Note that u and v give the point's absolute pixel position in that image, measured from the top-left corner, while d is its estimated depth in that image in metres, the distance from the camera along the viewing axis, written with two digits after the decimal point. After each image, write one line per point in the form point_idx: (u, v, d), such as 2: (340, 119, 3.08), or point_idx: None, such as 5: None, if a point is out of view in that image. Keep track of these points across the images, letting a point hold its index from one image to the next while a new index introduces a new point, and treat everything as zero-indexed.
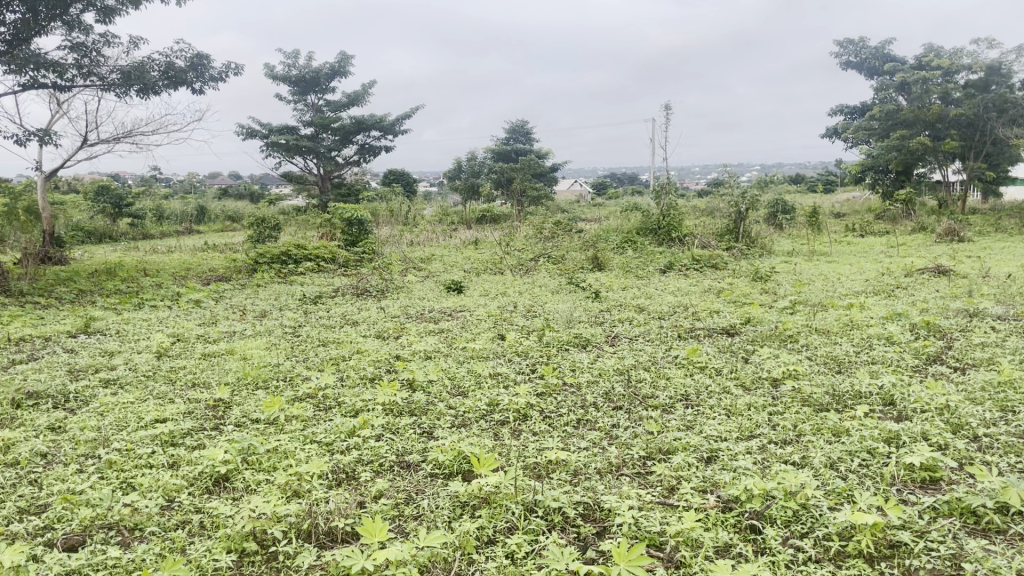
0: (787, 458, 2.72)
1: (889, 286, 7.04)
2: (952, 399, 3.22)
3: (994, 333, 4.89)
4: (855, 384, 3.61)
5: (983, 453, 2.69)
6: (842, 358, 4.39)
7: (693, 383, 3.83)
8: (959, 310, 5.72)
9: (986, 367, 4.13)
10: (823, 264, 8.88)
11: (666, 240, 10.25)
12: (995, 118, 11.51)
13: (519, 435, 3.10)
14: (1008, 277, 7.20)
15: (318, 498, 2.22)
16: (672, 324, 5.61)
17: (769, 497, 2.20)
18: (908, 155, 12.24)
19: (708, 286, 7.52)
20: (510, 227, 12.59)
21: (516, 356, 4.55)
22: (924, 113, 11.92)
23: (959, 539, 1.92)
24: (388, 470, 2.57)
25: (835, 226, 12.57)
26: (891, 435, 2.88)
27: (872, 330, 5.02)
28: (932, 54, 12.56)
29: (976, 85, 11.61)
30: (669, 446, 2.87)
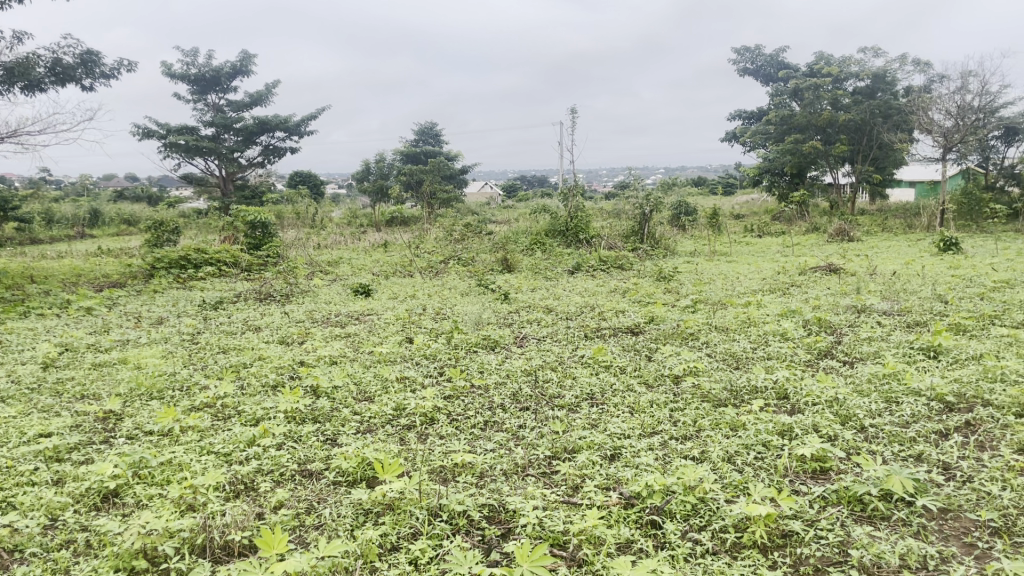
0: (687, 453, 2.77)
1: (785, 285, 7.33)
2: (840, 392, 3.37)
3: (880, 328, 5.16)
4: (751, 378, 3.73)
5: (871, 443, 2.81)
6: (740, 354, 4.53)
7: (599, 382, 3.87)
8: (849, 307, 5.99)
9: (873, 361, 4.33)
10: (723, 264, 9.19)
11: (574, 241, 10.39)
12: (881, 123, 12.19)
13: (426, 439, 3.06)
14: (893, 274, 7.61)
15: (213, 511, 2.12)
16: (579, 324, 5.68)
17: (670, 493, 2.23)
18: (801, 158, 12.78)
19: (615, 286, 7.66)
20: (420, 228, 12.51)
21: (424, 359, 4.51)
22: (816, 118, 12.48)
23: (845, 526, 2.00)
24: (289, 479, 2.49)
25: (735, 227, 13.01)
26: (784, 427, 2.98)
27: (767, 327, 5.20)
28: (823, 61, 13.14)
29: (863, 91, 12.50)
30: (574, 445, 2.89)
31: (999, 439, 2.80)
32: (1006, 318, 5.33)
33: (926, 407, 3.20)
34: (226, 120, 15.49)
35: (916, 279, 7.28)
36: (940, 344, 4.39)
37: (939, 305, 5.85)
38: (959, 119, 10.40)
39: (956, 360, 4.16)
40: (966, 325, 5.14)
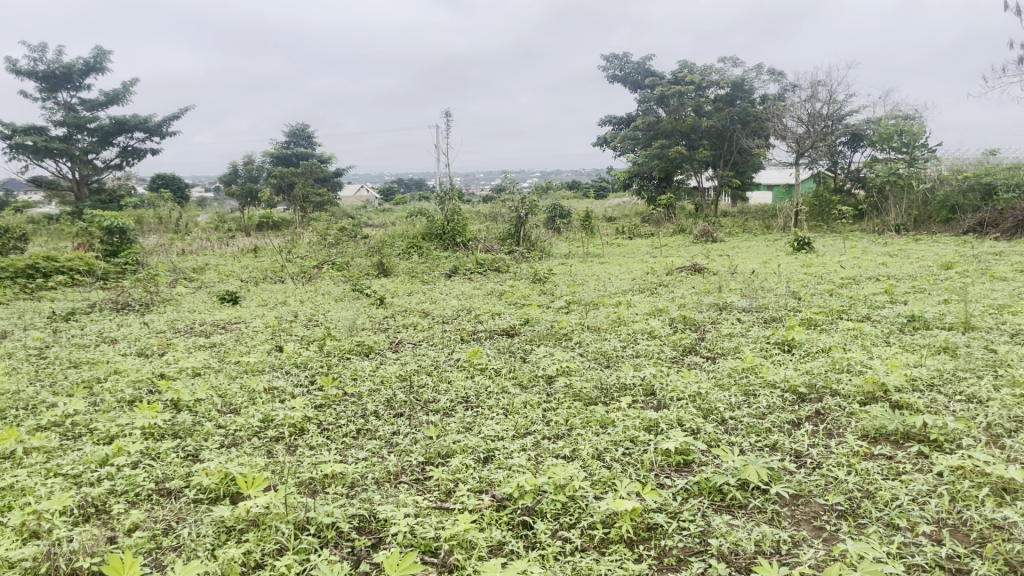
0: (559, 452, 2.80)
1: (653, 284, 7.58)
2: (703, 387, 3.50)
3: (739, 324, 5.41)
4: (620, 376, 3.81)
5: (731, 435, 2.93)
6: (610, 352, 4.63)
7: (473, 385, 3.86)
8: (711, 305, 6.25)
9: (733, 356, 4.53)
10: (596, 265, 9.40)
11: (451, 244, 10.35)
12: (739, 130, 12.97)
13: (294, 451, 2.96)
14: (752, 273, 8.01)
15: (60, 538, 1.95)
16: (455, 327, 5.66)
17: (541, 493, 2.23)
18: (669, 163, 13.26)
19: (491, 289, 7.69)
20: (292, 233, 12.14)
21: (294, 368, 4.36)
22: (680, 124, 13.01)
23: (706, 516, 2.06)
24: (145, 499, 2.34)
25: (607, 229, 13.34)
26: (650, 423, 3.06)
27: (637, 326, 5.34)
28: (686, 70, 13.69)
29: (723, 99, 13.12)
30: (447, 449, 2.86)
31: (845, 425, 2.98)
32: (852, 313, 5.71)
33: (780, 398, 3.36)
34: (79, 120, 14.54)
35: (772, 277, 7.69)
36: (793, 338, 4.64)
37: (794, 301, 6.20)
38: (810, 126, 11.09)
39: (807, 353, 4.41)
40: (817, 320, 5.47)
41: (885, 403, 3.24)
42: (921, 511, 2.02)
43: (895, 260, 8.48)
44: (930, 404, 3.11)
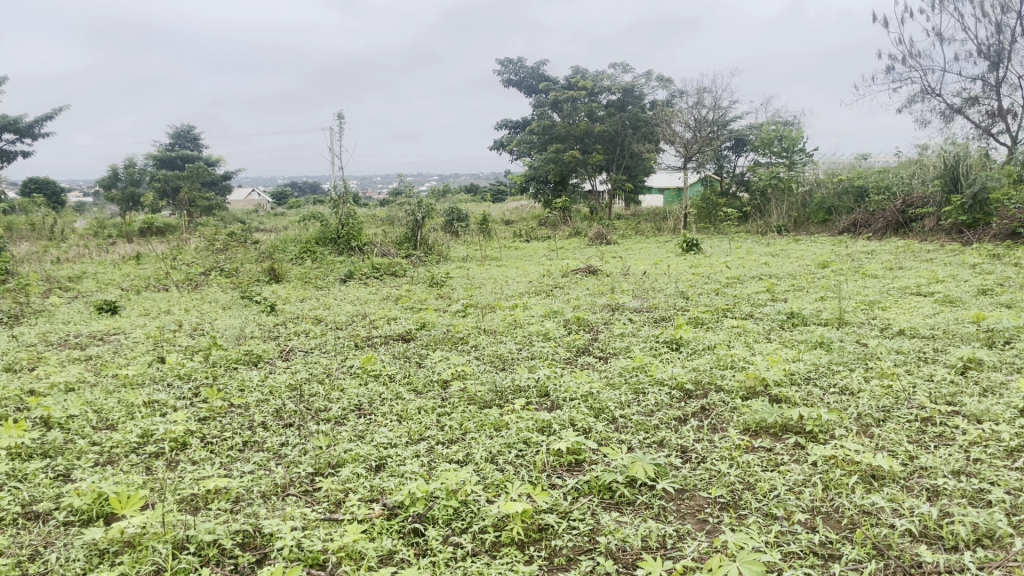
0: (452, 456, 2.76)
1: (549, 287, 7.65)
2: (594, 386, 3.54)
3: (631, 324, 5.52)
4: (515, 379, 3.81)
5: (621, 433, 2.97)
6: (505, 355, 4.63)
7: (366, 392, 3.78)
8: (605, 305, 6.36)
9: (624, 355, 4.61)
10: (493, 268, 9.43)
11: (346, 249, 10.15)
12: (630, 134, 13.44)
13: (176, 466, 2.82)
14: (644, 274, 8.21)
15: None
16: (349, 334, 5.55)
17: (432, 499, 2.17)
18: (563, 166, 13.43)
19: (387, 293, 7.59)
20: (178, 239, 11.65)
21: (177, 380, 4.16)
22: (574, 129, 13.23)
23: (595, 514, 2.08)
24: (8, 524, 2.16)
25: (504, 232, 13.40)
26: (544, 424, 3.07)
27: (531, 328, 5.38)
28: (578, 75, 13.91)
29: (615, 104, 13.46)
30: (338, 459, 2.78)
31: (728, 419, 3.07)
32: (736, 311, 5.92)
33: (668, 395, 3.44)
34: None
35: (662, 278, 7.91)
36: (681, 337, 4.78)
37: (683, 301, 6.38)
38: (697, 131, 11.49)
39: (695, 351, 4.53)
40: (703, 319, 5.64)
41: (766, 397, 3.36)
42: (798, 499, 2.10)
43: (776, 260, 8.85)
44: (807, 397, 3.25)
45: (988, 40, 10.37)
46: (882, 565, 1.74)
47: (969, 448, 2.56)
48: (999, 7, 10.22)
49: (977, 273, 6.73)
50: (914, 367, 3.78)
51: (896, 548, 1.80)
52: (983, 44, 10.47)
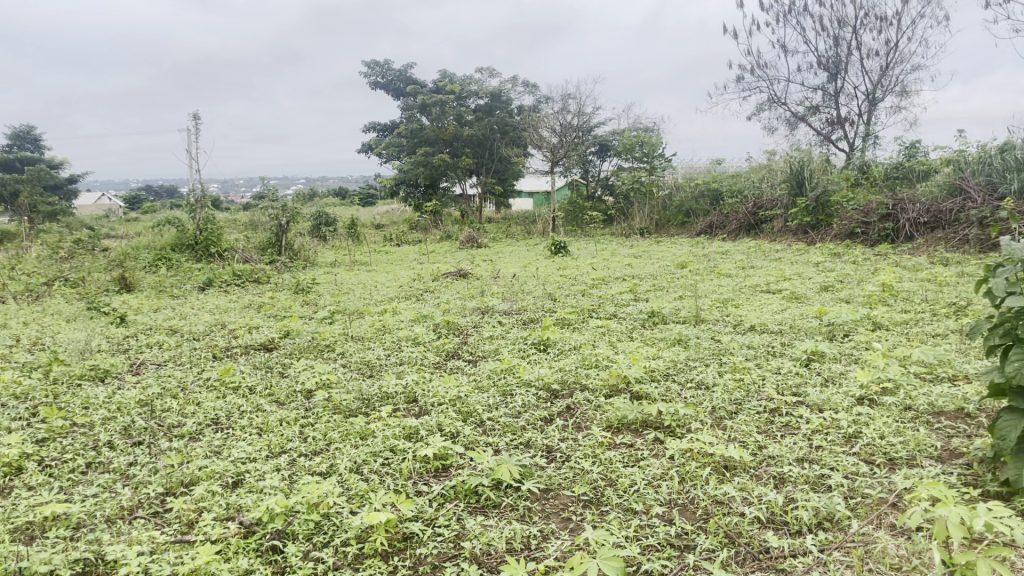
0: (315, 468, 2.65)
1: (418, 291, 7.57)
2: (462, 390, 3.52)
3: (500, 326, 5.54)
4: (381, 386, 3.73)
5: (488, 436, 2.95)
6: (373, 362, 4.53)
7: (224, 405, 3.60)
8: (474, 308, 6.36)
9: (493, 358, 4.62)
10: (361, 273, 9.25)
11: (205, 256, 9.68)
12: (499, 139, 13.64)
13: (9, 494, 2.57)
14: (513, 276, 8.28)
15: None
16: (207, 344, 5.28)
17: (292, 513, 2.01)
18: (432, 170, 13.35)
19: (249, 301, 7.29)
20: (16, 247, 10.76)
21: (11, 400, 3.81)
22: (442, 132, 13.21)
23: (461, 519, 2.03)
24: None
25: (373, 236, 13.19)
26: (410, 430, 3.01)
27: (400, 333, 5.30)
28: (446, 79, 13.92)
29: (483, 109, 13.61)
30: (192, 476, 2.60)
31: (592, 417, 3.12)
32: (601, 311, 6.05)
33: (535, 396, 3.45)
34: None
35: (531, 280, 8.01)
36: (548, 337, 4.83)
37: (551, 303, 6.47)
38: (563, 136, 11.72)
39: (562, 351, 4.59)
40: (569, 319, 5.74)
41: (628, 394, 3.44)
42: (656, 493, 2.14)
43: (639, 261, 9.13)
44: (667, 393, 3.34)
45: (827, 52, 11.11)
46: (733, 553, 1.79)
47: (812, 436, 2.70)
48: (835, 22, 10.96)
49: (820, 270, 7.19)
50: (763, 360, 3.97)
51: (746, 536, 1.87)
52: (822, 57, 11.20)
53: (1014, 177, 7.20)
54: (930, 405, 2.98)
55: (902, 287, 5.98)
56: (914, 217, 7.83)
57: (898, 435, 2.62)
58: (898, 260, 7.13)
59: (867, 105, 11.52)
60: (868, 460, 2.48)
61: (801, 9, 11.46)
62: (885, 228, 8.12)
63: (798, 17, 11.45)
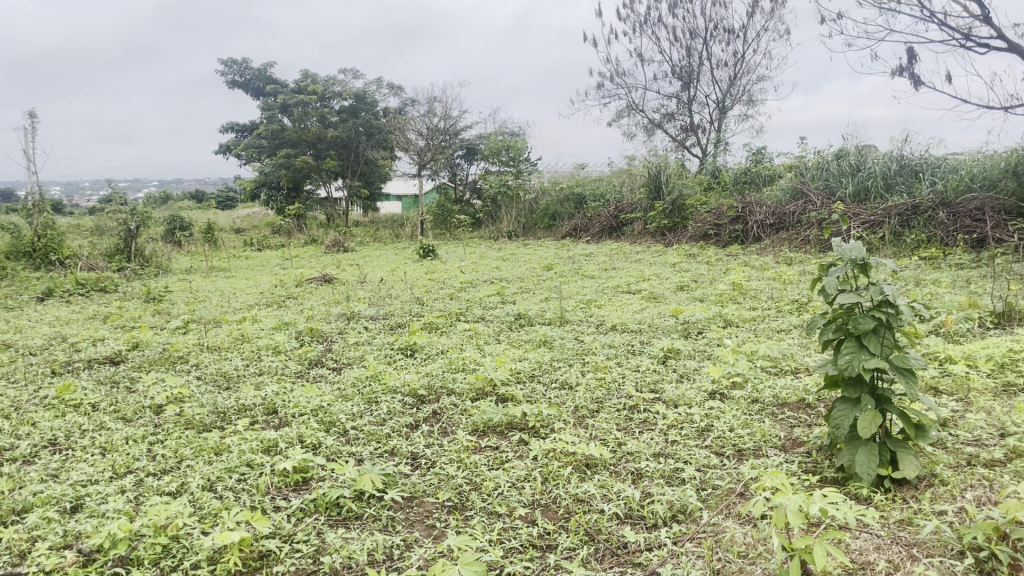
0: (165, 488, 2.44)
1: (280, 297, 7.31)
2: (325, 399, 3.40)
3: (366, 332, 5.44)
4: (238, 398, 3.55)
5: (351, 445, 2.85)
6: (230, 373, 4.32)
7: (63, 424, 3.32)
8: (339, 314, 6.20)
9: (358, 364, 4.52)
10: (220, 280, 8.84)
11: (44, 264, 8.95)
12: (364, 141, 13.46)
13: None
14: (379, 281, 8.15)
15: None
16: (44, 360, 4.87)
17: (137, 538, 1.76)
18: (295, 172, 12.94)
19: (94, 312, 6.81)
20: None
21: None
22: (305, 133, 12.85)
23: (321, 534, 1.91)
24: None
25: (232, 240, 12.64)
26: (269, 443, 2.87)
27: (260, 342, 5.09)
28: (308, 79, 13.57)
29: (347, 110, 13.38)
30: (23, 504, 2.32)
31: (457, 421, 3.09)
32: (468, 314, 6.04)
33: (400, 403, 3.39)
34: None
35: (398, 284, 7.91)
36: (415, 342, 4.77)
37: (417, 307, 6.40)
38: (430, 139, 11.67)
39: (428, 356, 4.54)
40: (437, 323, 5.70)
41: (493, 397, 3.43)
42: (519, 495, 2.14)
43: (506, 263, 9.20)
44: (531, 394, 3.36)
45: (681, 62, 11.60)
46: (592, 550, 1.82)
47: (668, 431, 2.78)
48: (688, 33, 11.46)
49: (676, 271, 7.47)
50: (624, 359, 4.08)
51: (604, 532, 1.90)
52: (676, 66, 11.69)
53: (848, 181, 7.76)
54: (774, 397, 3.15)
55: (750, 286, 6.32)
56: (761, 219, 8.29)
57: (746, 427, 2.75)
58: (747, 260, 7.51)
59: (718, 113, 12.11)
60: (719, 452, 2.59)
61: (656, 20, 11.91)
62: (735, 230, 8.55)
63: (653, 28, 11.89)
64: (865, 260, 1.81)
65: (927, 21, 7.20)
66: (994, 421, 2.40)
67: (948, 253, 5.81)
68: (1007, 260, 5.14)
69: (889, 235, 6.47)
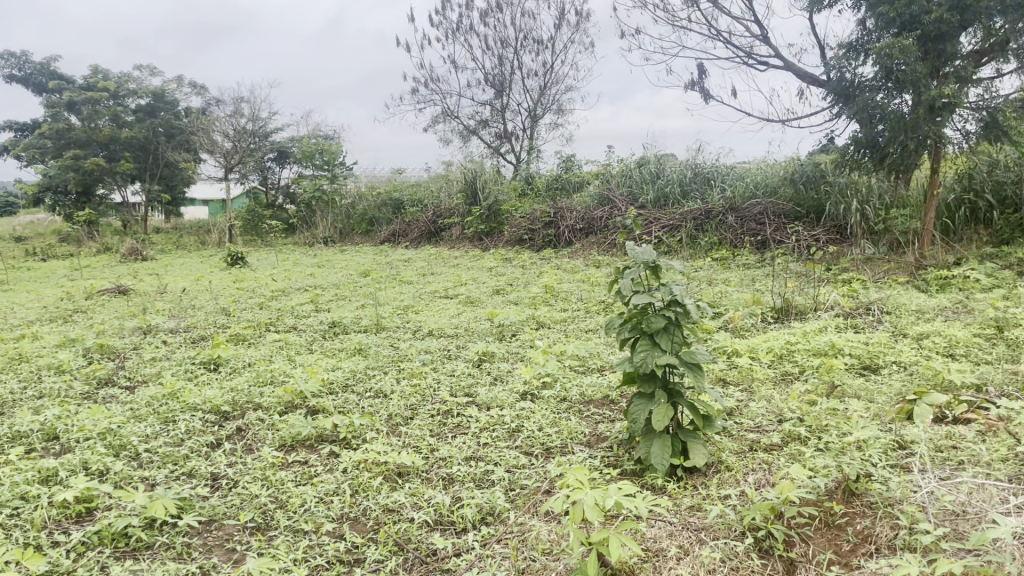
0: None
1: (67, 312, 6.67)
2: (115, 421, 3.05)
3: (165, 347, 5.07)
4: (12, 424, 3.12)
5: (145, 469, 2.57)
6: (4, 399, 3.86)
7: None
8: (135, 328, 5.73)
9: (155, 382, 4.19)
10: None
11: None
12: (165, 143, 12.63)
13: None
14: (182, 291, 7.65)
15: None
16: None
17: None
18: (86, 176, 11.88)
19: None
20: None
21: None
22: (96, 134, 11.85)
23: (106, 570, 1.68)
24: None
25: (12, 250, 11.41)
26: (49, 473, 2.52)
27: (40, 361, 4.60)
28: (98, 74, 12.53)
29: (144, 109, 12.51)
30: None
31: (262, 438, 2.87)
32: (279, 324, 5.80)
33: (200, 421, 3.11)
34: None
35: (203, 294, 7.47)
36: (219, 355, 4.49)
37: (223, 318, 6.06)
38: (237, 142, 11.15)
39: (233, 370, 4.30)
40: (244, 334, 5.41)
41: (303, 410, 3.24)
42: (326, 510, 2.02)
43: (321, 270, 8.93)
44: (342, 403, 3.24)
45: (493, 70, 11.79)
46: (401, 560, 1.76)
47: (480, 434, 2.78)
48: (499, 42, 11.68)
49: (493, 275, 7.56)
50: (439, 364, 4.06)
51: (414, 541, 1.85)
52: (489, 74, 11.87)
53: (649, 188, 8.20)
54: (581, 395, 3.25)
55: (561, 289, 6.51)
56: (572, 224, 8.58)
57: (554, 425, 2.81)
58: (559, 263, 7.74)
59: (530, 121, 12.41)
60: (528, 452, 2.62)
61: (468, 27, 12.03)
62: (548, 235, 8.79)
63: (465, 35, 12.00)
64: (654, 262, 1.88)
65: (714, 40, 7.76)
66: (773, 409, 2.61)
67: (737, 254, 6.27)
68: (785, 259, 5.63)
69: (686, 238, 6.89)
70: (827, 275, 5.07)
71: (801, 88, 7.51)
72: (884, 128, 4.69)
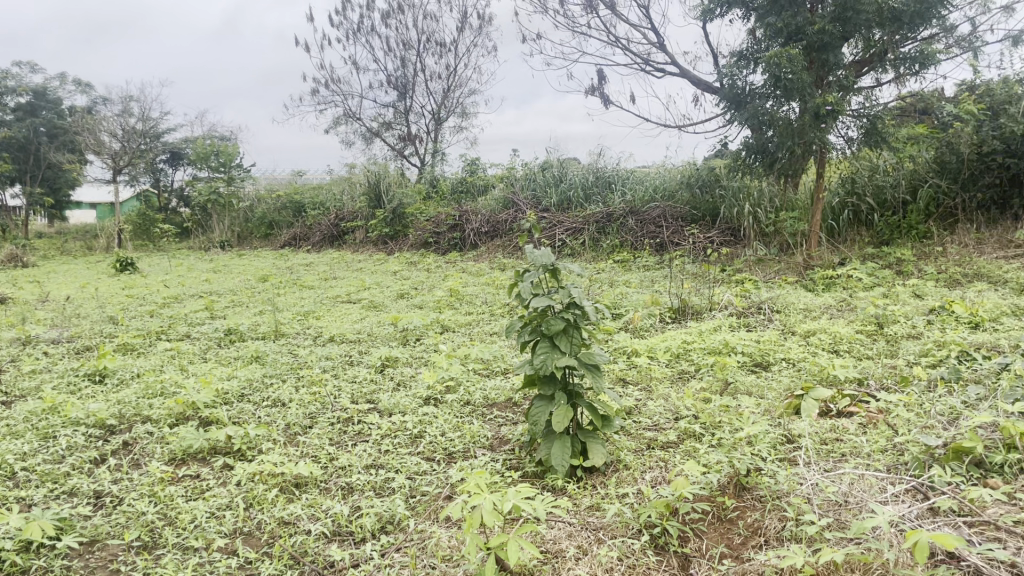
0: None
1: None
2: None
3: (45, 359, 4.76)
4: None
5: (17, 491, 2.17)
6: None
7: None
8: (11, 339, 5.36)
9: (33, 397, 3.92)
10: None
11: None
12: (46, 143, 11.94)
13: None
14: (65, 299, 7.23)
15: None
16: None
17: None
18: None
19: None
20: None
21: None
22: None
23: None
24: None
25: None
26: None
27: None
28: None
29: (23, 108, 11.81)
30: None
31: (151, 450, 2.55)
32: (171, 333, 5.55)
33: (83, 436, 2.72)
34: None
35: (89, 302, 7.08)
36: (105, 366, 4.25)
37: (110, 327, 5.76)
38: (126, 142, 10.63)
39: (120, 381, 4.08)
40: (133, 344, 5.15)
41: (197, 421, 2.92)
42: (217, 525, 1.81)
43: (217, 276, 8.61)
44: (237, 412, 3.10)
45: (396, 72, 11.68)
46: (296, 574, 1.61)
47: (381, 441, 2.70)
48: (401, 45, 11.58)
49: (397, 279, 7.46)
50: (340, 370, 3.97)
51: (310, 553, 1.69)
52: (391, 76, 11.75)
53: (553, 192, 8.25)
54: (484, 398, 3.23)
55: (466, 292, 6.48)
56: (477, 228, 8.57)
57: (457, 430, 2.78)
58: (464, 266, 7.70)
59: (434, 124, 12.34)
60: (430, 458, 2.57)
61: (369, 29, 11.88)
62: (453, 238, 8.74)
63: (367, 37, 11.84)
64: (554, 265, 1.88)
65: (613, 46, 7.92)
66: (670, 406, 2.66)
67: (638, 256, 6.37)
68: (682, 261, 5.78)
69: (589, 241, 6.98)
70: (722, 275, 5.23)
71: (695, 95, 7.75)
72: (773, 134, 4.87)
